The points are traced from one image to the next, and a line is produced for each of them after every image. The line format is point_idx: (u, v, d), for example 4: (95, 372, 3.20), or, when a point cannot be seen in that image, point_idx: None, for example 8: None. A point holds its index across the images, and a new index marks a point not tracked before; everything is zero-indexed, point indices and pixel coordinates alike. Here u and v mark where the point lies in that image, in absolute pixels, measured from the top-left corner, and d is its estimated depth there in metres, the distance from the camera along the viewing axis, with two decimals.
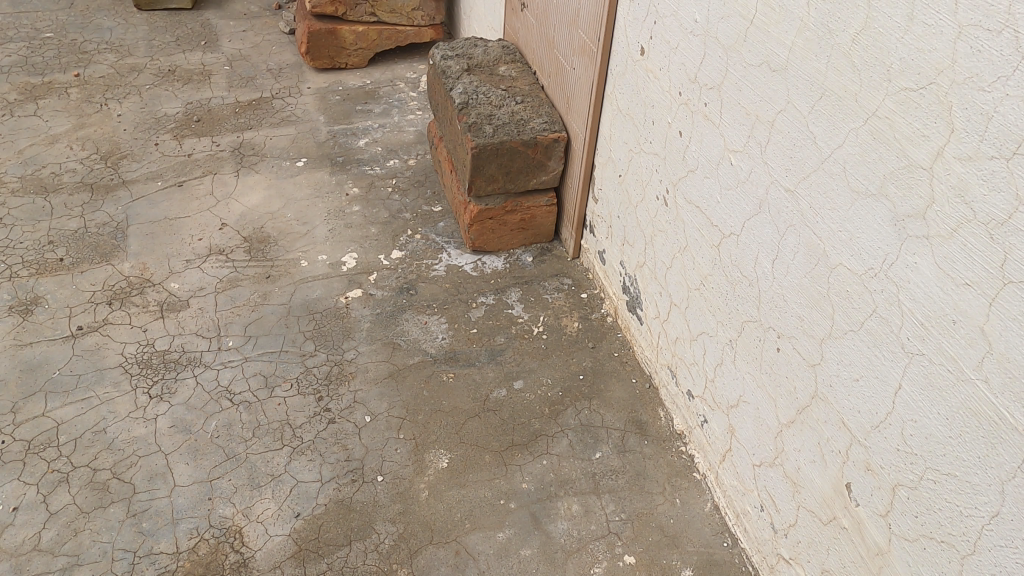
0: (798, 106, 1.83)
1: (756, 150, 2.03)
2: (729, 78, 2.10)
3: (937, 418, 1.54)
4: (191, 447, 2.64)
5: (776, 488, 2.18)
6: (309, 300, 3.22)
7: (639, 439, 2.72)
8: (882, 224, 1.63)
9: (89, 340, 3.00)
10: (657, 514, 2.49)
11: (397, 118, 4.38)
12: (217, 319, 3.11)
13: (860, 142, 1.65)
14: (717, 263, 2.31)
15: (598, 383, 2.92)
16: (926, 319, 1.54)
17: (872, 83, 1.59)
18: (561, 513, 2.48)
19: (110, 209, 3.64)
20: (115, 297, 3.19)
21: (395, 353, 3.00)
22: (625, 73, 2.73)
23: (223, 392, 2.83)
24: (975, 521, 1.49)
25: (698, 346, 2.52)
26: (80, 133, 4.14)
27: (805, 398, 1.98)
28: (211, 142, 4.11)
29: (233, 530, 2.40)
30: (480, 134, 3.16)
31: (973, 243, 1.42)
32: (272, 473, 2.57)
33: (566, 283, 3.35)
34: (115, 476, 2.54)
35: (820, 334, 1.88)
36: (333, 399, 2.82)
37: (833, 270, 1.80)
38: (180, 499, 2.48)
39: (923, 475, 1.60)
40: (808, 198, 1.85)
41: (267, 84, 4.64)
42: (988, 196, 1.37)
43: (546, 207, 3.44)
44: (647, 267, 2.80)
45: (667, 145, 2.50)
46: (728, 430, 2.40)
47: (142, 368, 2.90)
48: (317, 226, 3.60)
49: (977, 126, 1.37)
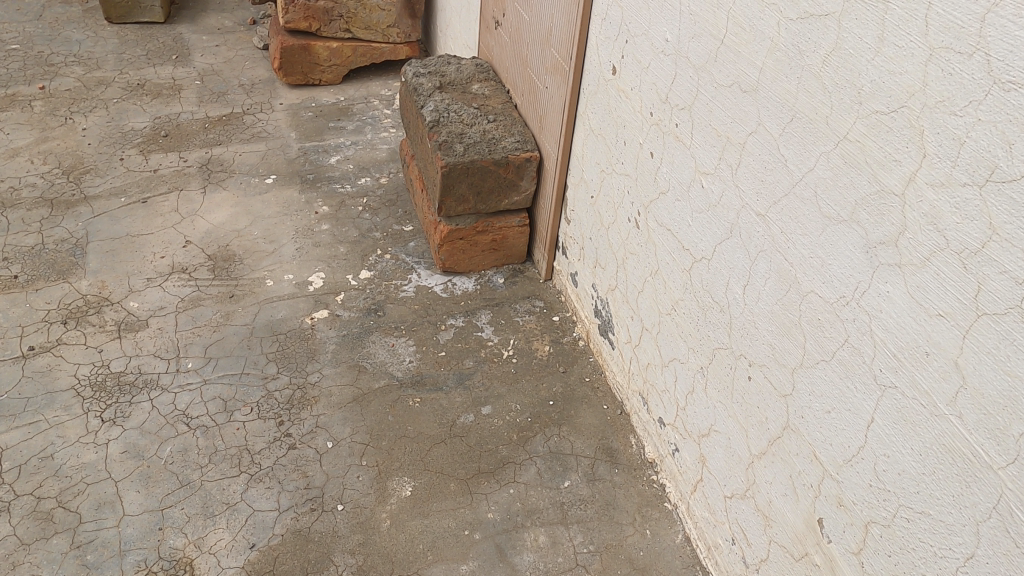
0: (768, 128, 1.79)
1: (726, 173, 1.98)
2: (700, 99, 2.05)
3: (911, 454, 1.48)
4: (143, 474, 2.53)
5: (747, 521, 2.11)
6: (274, 321, 3.12)
7: (610, 468, 2.64)
8: (854, 251, 1.57)
9: (40, 361, 2.89)
10: (627, 546, 2.41)
11: (370, 136, 4.32)
12: (176, 340, 3.01)
13: (831, 166, 1.60)
14: (689, 287, 2.25)
15: (568, 409, 2.84)
16: (899, 350, 1.49)
17: (843, 106, 1.54)
18: (527, 544, 2.40)
19: (70, 225, 3.54)
20: (71, 316, 3.09)
21: (360, 376, 2.91)
22: (597, 92, 2.68)
23: (179, 416, 2.72)
24: (949, 563, 1.42)
25: (670, 373, 2.45)
26: (42, 146, 4.04)
27: (776, 429, 1.92)
28: (178, 158, 4.02)
29: (184, 562, 2.30)
30: (451, 153, 3.10)
31: (947, 273, 1.37)
32: (227, 501, 2.47)
33: (538, 305, 3.28)
34: (61, 505, 2.43)
35: (792, 363, 1.82)
36: (294, 424, 2.72)
37: (805, 298, 1.74)
38: (129, 529, 2.37)
39: (896, 513, 1.54)
40: (779, 223, 1.80)
41: (238, 99, 4.57)
42: (961, 224, 1.32)
43: (518, 227, 3.38)
44: (619, 290, 2.74)
45: (638, 166, 2.45)
46: (700, 459, 2.33)
47: (95, 391, 2.80)
48: (284, 244, 3.52)
49: (950, 152, 1.32)
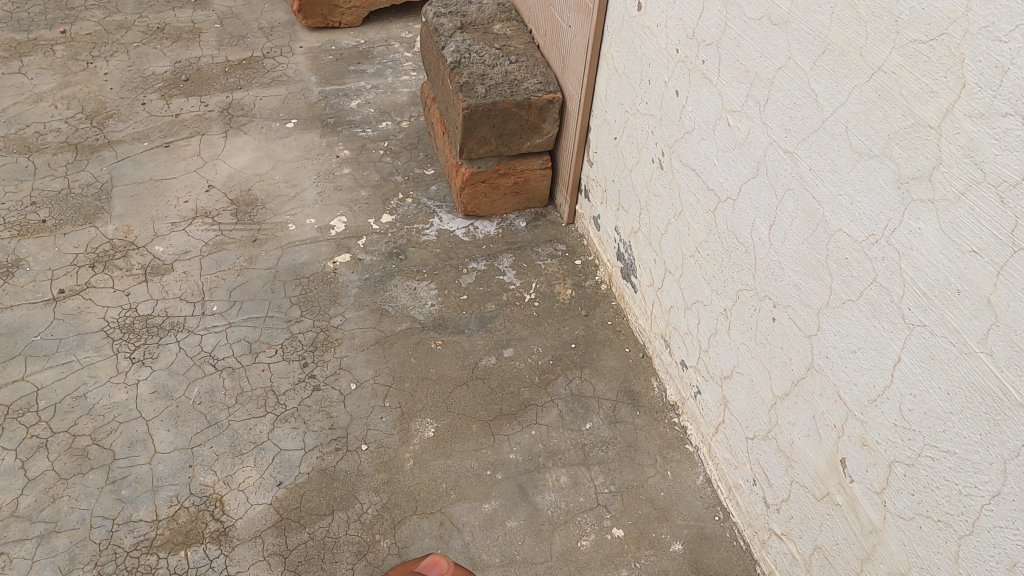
0: (799, 62, 1.73)
1: (754, 110, 1.93)
2: (728, 34, 1.99)
3: (938, 393, 1.46)
4: (172, 414, 2.58)
5: (768, 462, 2.11)
6: (297, 264, 3.14)
7: (631, 410, 2.65)
8: (885, 187, 1.53)
9: (71, 303, 2.94)
10: (648, 486, 2.43)
11: (390, 79, 4.26)
12: (201, 283, 3.04)
13: (864, 99, 1.55)
14: (713, 229, 2.22)
15: (590, 352, 2.84)
16: (929, 288, 1.46)
17: (878, 35, 1.49)
18: (549, 484, 2.43)
19: (95, 169, 3.56)
20: (98, 260, 3.12)
21: (382, 319, 2.92)
22: (622, 30, 2.61)
23: (206, 357, 2.76)
24: (974, 501, 1.42)
25: (693, 315, 2.43)
26: (65, 91, 4.04)
27: (801, 370, 1.90)
28: (199, 102, 4.01)
29: (214, 498, 2.35)
30: (472, 95, 3.05)
31: (982, 207, 1.33)
32: (254, 441, 2.51)
33: (560, 249, 3.26)
34: (95, 442, 2.49)
35: (818, 304, 1.79)
36: (318, 366, 2.75)
37: (833, 237, 1.71)
38: (161, 466, 2.43)
39: (921, 452, 1.53)
40: (808, 160, 1.75)
41: (258, 42, 4.52)
42: (1000, 155, 1.28)
43: (540, 170, 3.34)
44: (642, 233, 2.71)
45: (663, 106, 2.40)
46: (722, 401, 2.32)
47: (124, 332, 2.84)
48: (306, 188, 3.51)
49: (991, 80, 1.27)
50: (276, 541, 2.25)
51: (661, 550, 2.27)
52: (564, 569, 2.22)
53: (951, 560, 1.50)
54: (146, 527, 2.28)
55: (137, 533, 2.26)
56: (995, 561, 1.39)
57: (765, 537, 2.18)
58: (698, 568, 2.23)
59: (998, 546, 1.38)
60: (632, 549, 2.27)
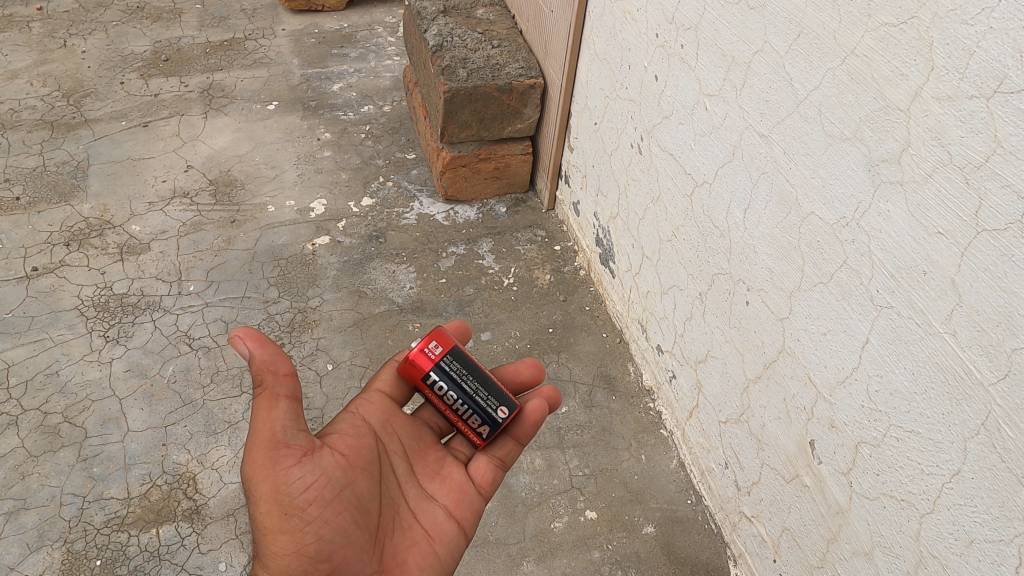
0: (775, 46, 1.74)
1: (730, 94, 1.94)
2: (706, 18, 2.00)
3: (903, 373, 1.48)
4: (146, 392, 2.57)
5: (740, 446, 2.13)
6: (275, 246, 3.12)
7: (607, 395, 2.66)
8: (856, 170, 1.55)
9: (44, 281, 2.91)
10: (622, 470, 2.44)
11: (373, 64, 4.24)
12: (178, 263, 3.02)
13: (837, 82, 1.56)
14: (690, 213, 2.23)
15: (567, 336, 2.85)
16: (896, 270, 1.48)
17: (851, 19, 1.50)
18: (523, 466, 2.44)
19: (71, 147, 3.52)
20: (73, 238, 3.10)
21: (360, 302, 2.92)
22: (603, 15, 2.62)
23: (181, 337, 2.75)
24: (935, 479, 1.44)
25: (669, 300, 2.45)
26: (42, 69, 4.00)
27: (772, 353, 1.92)
28: (179, 82, 3.97)
29: (187, 477, 2.34)
30: (454, 79, 3.05)
31: (948, 189, 1.34)
32: (229, 420, 2.50)
33: (540, 235, 3.27)
34: (67, 420, 2.47)
35: (790, 287, 1.81)
36: (295, 346, 2.74)
37: (805, 220, 1.72)
38: (134, 444, 2.42)
39: (886, 432, 1.55)
40: (782, 144, 1.77)
41: (240, 24, 4.49)
42: (966, 137, 1.30)
43: (521, 155, 3.34)
44: (620, 218, 2.72)
45: (643, 91, 2.41)
46: (696, 385, 2.34)
47: (99, 311, 2.82)
48: (286, 170, 3.50)
49: (958, 63, 1.29)
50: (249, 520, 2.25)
51: (633, 532, 2.28)
52: (536, 550, 2.23)
53: (912, 538, 1.52)
54: (117, 505, 2.27)
55: (108, 511, 2.25)
56: (954, 538, 1.41)
57: (736, 520, 2.20)
58: (670, 550, 2.25)
59: (957, 524, 1.40)
60: (604, 531, 2.28)
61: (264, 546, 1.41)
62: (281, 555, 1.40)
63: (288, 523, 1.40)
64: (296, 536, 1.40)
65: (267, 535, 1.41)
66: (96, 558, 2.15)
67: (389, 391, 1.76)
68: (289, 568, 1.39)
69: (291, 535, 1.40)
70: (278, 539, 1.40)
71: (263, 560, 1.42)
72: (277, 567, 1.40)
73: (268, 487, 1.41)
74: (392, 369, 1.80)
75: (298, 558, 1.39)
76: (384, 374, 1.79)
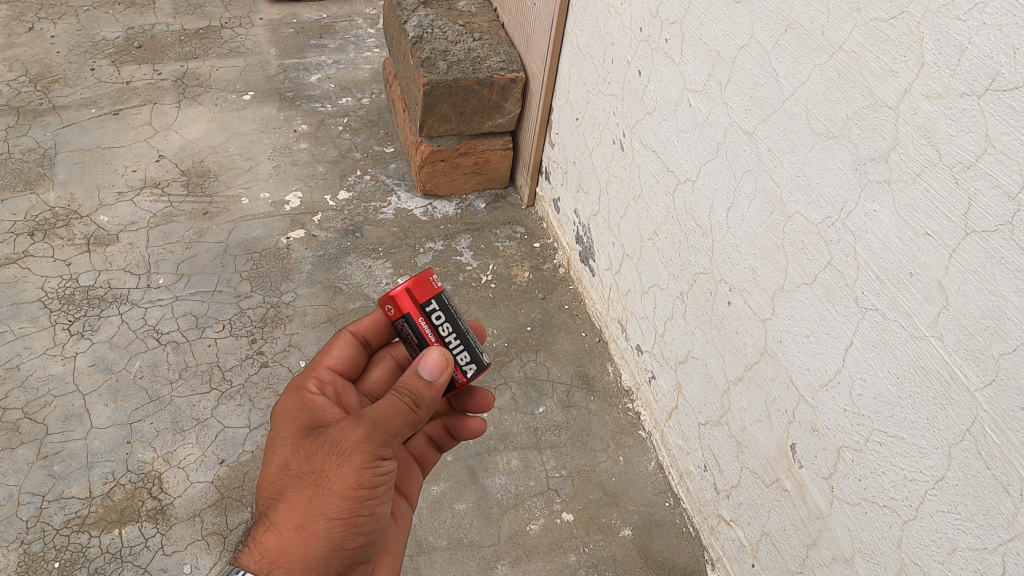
0: (761, 41, 1.70)
1: (715, 90, 1.90)
2: (691, 13, 1.96)
3: (888, 377, 1.45)
4: (111, 388, 2.49)
5: (719, 448, 2.10)
6: (248, 239, 3.05)
7: (585, 395, 2.62)
8: (842, 168, 1.52)
9: (7, 272, 2.82)
10: (600, 471, 2.40)
11: (352, 55, 4.17)
12: (147, 256, 2.94)
13: (824, 79, 1.53)
14: (672, 211, 2.20)
15: (545, 335, 2.81)
16: (882, 272, 1.44)
17: (840, 14, 1.47)
18: (499, 467, 2.39)
19: (38, 134, 3.43)
20: (38, 228, 3.00)
21: (335, 297, 2.85)
22: (586, 9, 2.57)
23: (149, 331, 2.67)
24: (919, 486, 1.41)
25: (649, 300, 2.41)
26: (9, 53, 3.89)
27: (754, 354, 1.89)
28: (153, 70, 3.88)
29: (153, 476, 2.27)
30: (434, 71, 2.99)
31: (937, 189, 1.31)
32: (197, 417, 2.43)
33: (519, 231, 3.23)
34: (27, 416, 2.39)
35: (773, 287, 1.78)
36: (267, 342, 2.67)
37: (790, 219, 1.69)
38: (97, 442, 2.34)
39: (869, 437, 1.52)
40: (767, 142, 1.73)
41: (217, 12, 4.40)
42: (956, 136, 1.26)
43: (500, 151, 3.29)
44: (601, 215, 2.69)
45: (626, 86, 2.36)
46: (676, 386, 2.31)
47: (63, 303, 2.73)
48: (261, 162, 3.42)
49: (950, 59, 1.25)
50: (216, 521, 2.18)
51: (610, 535, 2.24)
52: (511, 553, 2.19)
53: (894, 545, 1.49)
54: (79, 504, 2.19)
55: (68, 511, 2.17)
56: (936, 546, 1.38)
57: (714, 523, 2.17)
58: (648, 554, 2.21)
59: (941, 531, 1.37)
60: (581, 534, 2.24)
61: (320, 510, 1.21)
62: (339, 525, 1.22)
63: (365, 501, 1.24)
64: (364, 515, 1.25)
65: (335, 501, 1.21)
66: (55, 560, 2.07)
67: (341, 369, 1.54)
68: (340, 539, 1.22)
69: (361, 511, 1.24)
70: (346, 512, 1.22)
71: (307, 521, 1.20)
72: (322, 532, 1.21)
73: (364, 459, 1.22)
74: (347, 341, 1.57)
75: (353, 533, 1.24)
76: (338, 348, 1.55)
